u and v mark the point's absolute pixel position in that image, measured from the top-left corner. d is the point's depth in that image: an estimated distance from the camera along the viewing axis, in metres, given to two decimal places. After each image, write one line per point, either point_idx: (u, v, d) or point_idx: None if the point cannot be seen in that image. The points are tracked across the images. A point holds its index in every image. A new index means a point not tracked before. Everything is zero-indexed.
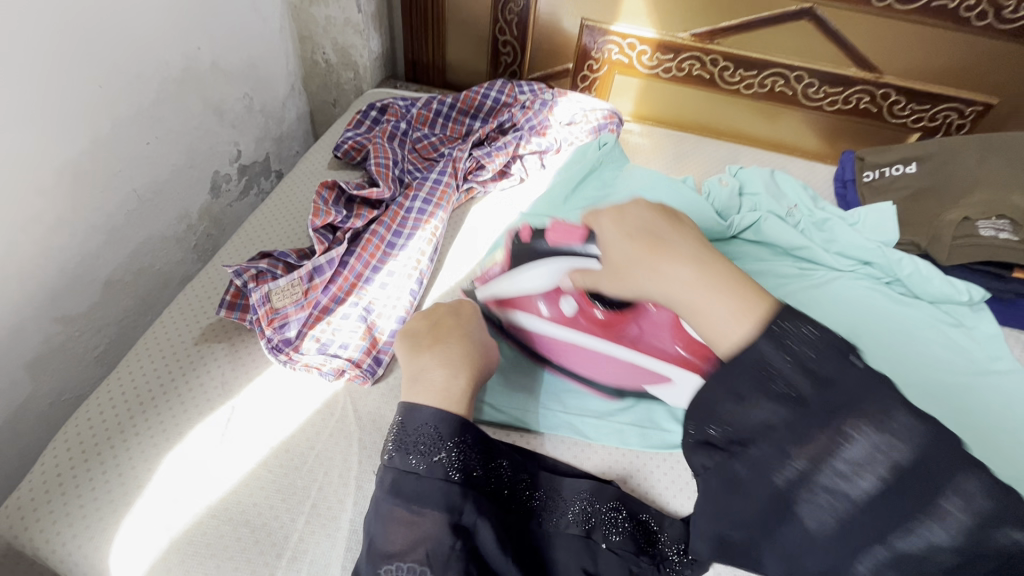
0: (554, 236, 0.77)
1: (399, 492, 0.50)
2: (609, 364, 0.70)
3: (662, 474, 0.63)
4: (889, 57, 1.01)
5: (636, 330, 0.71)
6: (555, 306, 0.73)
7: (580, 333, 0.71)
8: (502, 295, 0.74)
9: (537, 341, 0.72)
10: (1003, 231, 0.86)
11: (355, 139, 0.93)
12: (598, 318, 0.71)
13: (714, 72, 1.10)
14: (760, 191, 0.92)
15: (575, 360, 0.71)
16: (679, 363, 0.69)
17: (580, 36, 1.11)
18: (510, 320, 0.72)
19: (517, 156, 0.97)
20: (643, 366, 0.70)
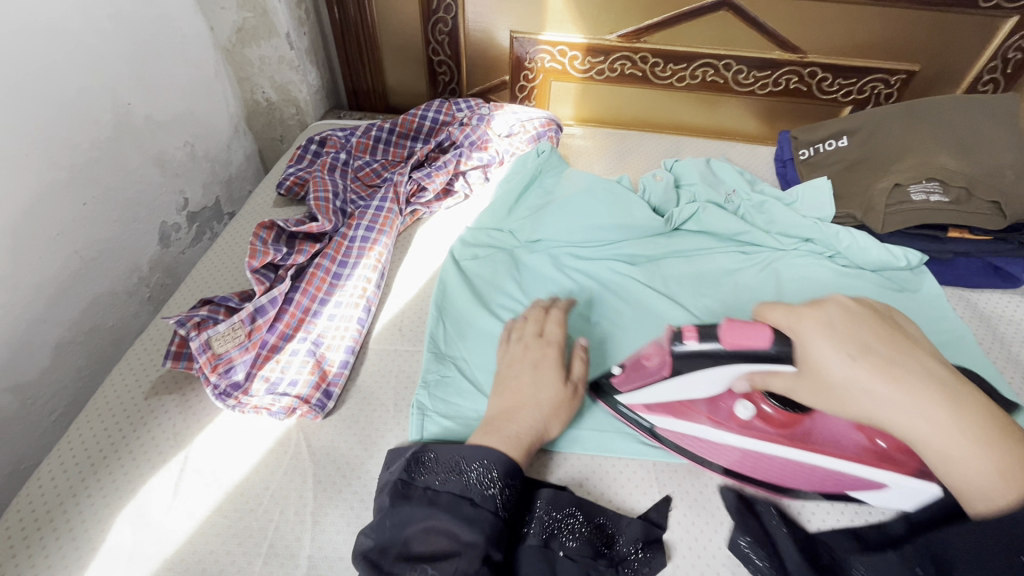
0: (728, 336, 0.54)
1: (451, 513, 0.53)
2: (802, 472, 0.59)
3: (617, 473, 0.65)
4: (809, 37, 1.04)
5: (820, 430, 0.59)
6: (723, 409, 0.62)
7: (751, 438, 0.60)
8: (651, 400, 0.65)
9: (686, 442, 0.65)
10: (934, 193, 0.88)
11: (297, 175, 0.94)
12: (773, 417, 0.60)
13: (646, 69, 1.12)
14: (696, 182, 0.95)
15: (772, 473, 0.61)
16: (886, 468, 0.55)
17: (512, 48, 1.13)
18: (661, 425, 0.65)
19: (459, 173, 0.99)
20: (844, 474, 0.57)
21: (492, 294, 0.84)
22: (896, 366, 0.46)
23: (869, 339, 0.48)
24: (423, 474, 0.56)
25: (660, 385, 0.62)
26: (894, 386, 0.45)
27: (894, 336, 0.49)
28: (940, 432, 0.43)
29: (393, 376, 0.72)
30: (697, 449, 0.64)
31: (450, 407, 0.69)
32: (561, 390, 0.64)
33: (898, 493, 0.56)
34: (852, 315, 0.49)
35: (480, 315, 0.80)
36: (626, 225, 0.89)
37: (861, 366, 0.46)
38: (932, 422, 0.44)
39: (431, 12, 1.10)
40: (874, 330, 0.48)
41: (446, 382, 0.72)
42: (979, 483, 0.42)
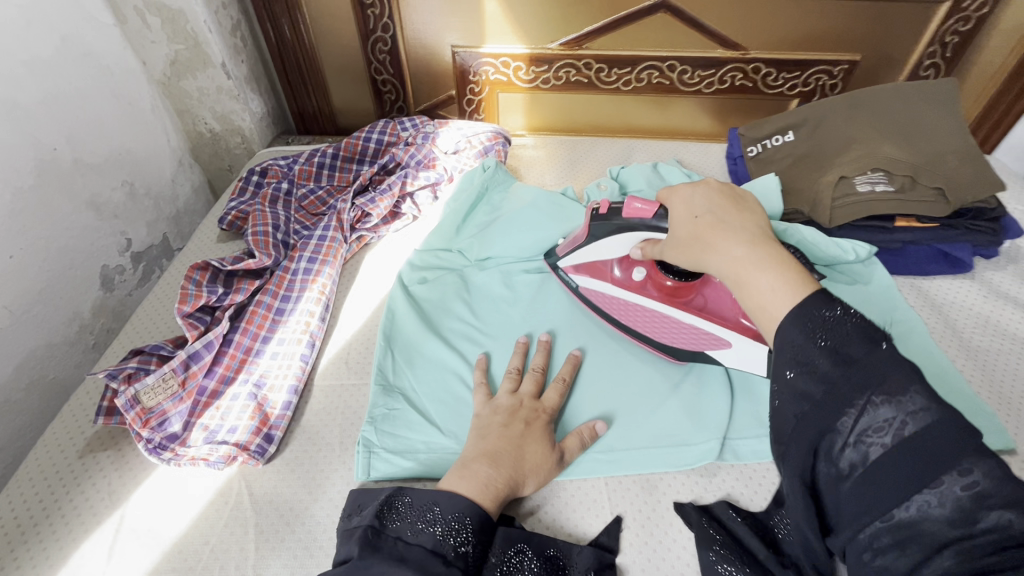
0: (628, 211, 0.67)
1: (423, 568, 0.51)
2: (676, 327, 0.73)
3: (571, 495, 0.63)
4: (748, 34, 1.04)
5: (706, 305, 0.74)
6: (628, 271, 0.77)
7: (646, 297, 0.75)
8: (580, 262, 0.79)
9: (601, 301, 0.78)
10: (879, 183, 0.88)
11: (238, 208, 0.91)
12: (668, 285, 0.74)
13: (591, 75, 1.12)
14: (644, 188, 0.94)
15: (660, 330, 0.74)
16: (743, 331, 0.69)
17: (454, 62, 1.12)
18: (584, 285, 0.79)
19: (406, 195, 0.97)
20: (709, 331, 0.71)
21: (441, 317, 0.82)
22: (728, 217, 0.54)
23: (716, 210, 0.55)
24: (394, 525, 0.54)
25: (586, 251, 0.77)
26: (735, 238, 0.51)
27: (734, 206, 0.55)
28: (743, 258, 0.50)
29: (339, 414, 0.71)
30: (605, 306, 0.78)
31: (399, 443, 0.67)
32: (547, 454, 0.62)
33: (746, 352, 0.69)
34: (721, 193, 0.57)
35: (428, 341, 0.78)
36: (573, 236, 0.88)
37: (704, 219, 0.55)
38: (745, 250, 0.50)
39: (369, 32, 1.09)
40: (723, 206, 0.56)
41: (394, 416, 0.70)
42: (767, 307, 0.47)
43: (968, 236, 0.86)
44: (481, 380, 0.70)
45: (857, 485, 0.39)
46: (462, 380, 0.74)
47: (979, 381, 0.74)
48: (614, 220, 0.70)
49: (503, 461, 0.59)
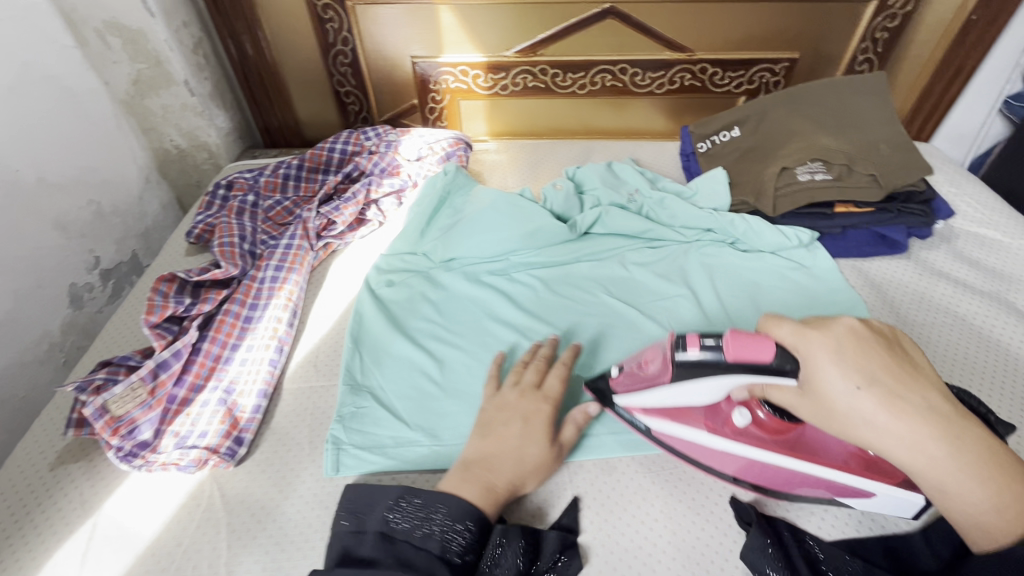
0: (735, 348, 0.54)
1: (426, 571, 0.54)
2: (802, 481, 0.60)
3: (545, 487, 0.66)
4: (692, 36, 1.09)
5: (811, 436, 0.60)
6: (722, 418, 0.63)
7: (751, 448, 0.60)
8: (655, 406, 0.65)
9: (682, 448, 0.66)
10: (818, 172, 0.93)
11: (205, 222, 0.93)
12: (770, 425, 0.60)
13: (547, 80, 1.16)
14: (599, 186, 0.99)
15: (767, 476, 0.61)
16: (881, 477, 0.57)
17: (414, 72, 1.15)
18: (658, 428, 0.66)
19: (371, 202, 1.00)
20: (842, 484, 0.59)
21: (408, 318, 0.85)
22: (903, 398, 0.47)
23: (874, 370, 0.48)
24: (404, 527, 0.57)
25: (670, 391, 0.61)
26: (893, 415, 0.46)
27: (900, 367, 0.49)
28: (941, 463, 0.46)
29: (308, 414, 0.73)
30: (684, 447, 0.65)
31: (368, 440, 0.70)
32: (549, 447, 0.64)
33: (895, 500, 0.58)
34: (866, 338, 0.50)
35: (396, 341, 0.81)
36: (532, 234, 0.92)
37: (872, 401, 0.47)
38: (905, 425, 0.46)
39: (330, 45, 1.12)
40: (880, 363, 0.48)
41: (363, 415, 0.72)
42: (969, 498, 0.46)
43: (901, 218, 0.92)
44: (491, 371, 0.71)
45: None
46: (429, 377, 0.77)
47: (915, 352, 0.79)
48: (703, 365, 0.58)
49: (502, 465, 0.62)
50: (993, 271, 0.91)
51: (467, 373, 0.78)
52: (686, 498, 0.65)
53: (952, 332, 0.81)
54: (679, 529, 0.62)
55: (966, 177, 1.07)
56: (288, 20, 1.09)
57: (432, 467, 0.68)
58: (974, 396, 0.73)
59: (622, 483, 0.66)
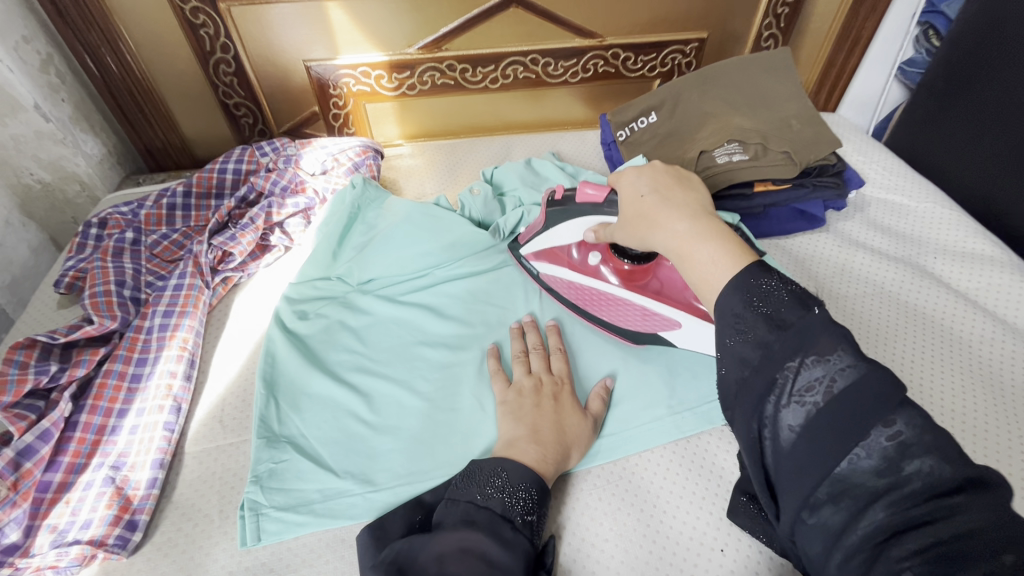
0: (580, 194, 0.70)
1: (492, 531, 0.52)
2: (636, 310, 0.75)
3: (594, 551, 0.59)
4: (600, 22, 1.06)
5: (658, 284, 0.76)
6: (585, 254, 0.78)
7: (603, 281, 0.77)
8: (538, 247, 0.80)
9: (563, 290, 0.80)
10: (735, 153, 0.92)
11: (77, 267, 0.81)
12: (623, 267, 0.76)
13: (457, 76, 1.09)
14: (518, 186, 0.93)
15: (609, 309, 0.77)
16: (693, 313, 0.71)
17: (311, 77, 1.05)
18: (543, 271, 0.81)
19: (273, 225, 0.90)
20: (657, 312, 0.74)
21: (326, 350, 0.78)
22: (674, 196, 0.58)
23: (661, 189, 0.59)
24: (464, 489, 0.56)
25: (541, 236, 0.78)
26: (676, 211, 0.55)
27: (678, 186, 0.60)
28: (685, 237, 0.53)
29: (216, 480, 0.64)
30: (559, 288, 0.80)
31: (294, 500, 0.62)
32: (582, 421, 0.65)
33: (703, 336, 0.71)
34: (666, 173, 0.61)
35: (314, 378, 0.74)
36: (453, 246, 0.86)
37: (651, 198, 0.58)
38: (686, 224, 0.54)
39: (207, 54, 1.00)
40: (663, 182, 0.60)
41: (281, 471, 0.64)
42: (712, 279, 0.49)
43: (817, 192, 0.93)
44: (496, 367, 0.72)
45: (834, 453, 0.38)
46: (355, 416, 0.71)
47: (956, 376, 0.73)
48: (568, 205, 0.73)
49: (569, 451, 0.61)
50: (905, 235, 0.94)
51: (397, 406, 0.72)
52: (635, 509, 0.62)
53: (897, 339, 0.78)
54: (629, 546, 0.59)
55: (872, 145, 1.11)
56: (151, 26, 0.96)
57: (366, 518, 0.61)
58: (936, 389, 0.72)
59: (556, 495, 0.64)
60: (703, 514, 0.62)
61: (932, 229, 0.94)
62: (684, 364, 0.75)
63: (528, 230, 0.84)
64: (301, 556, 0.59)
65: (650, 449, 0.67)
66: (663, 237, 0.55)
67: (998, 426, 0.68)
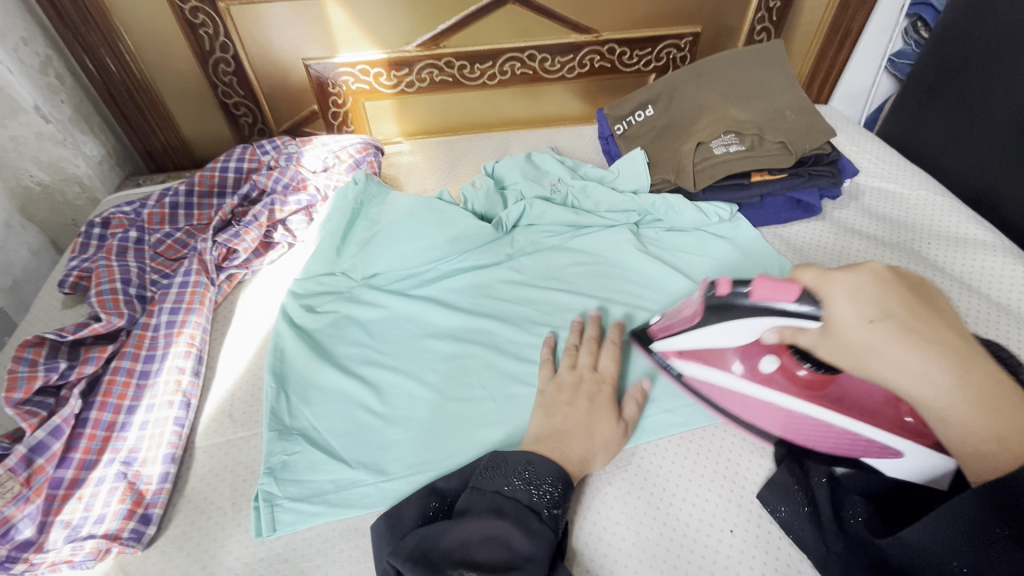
0: (758, 292, 0.58)
1: (519, 523, 0.53)
2: (824, 431, 0.61)
3: (609, 534, 0.60)
4: (596, 17, 1.07)
5: (849, 395, 0.60)
6: (752, 362, 0.65)
7: (780, 396, 0.63)
8: (684, 350, 0.70)
9: (710, 391, 0.69)
10: (732, 144, 0.94)
11: (81, 267, 0.81)
12: (802, 376, 0.62)
13: (455, 73, 1.10)
14: (519, 180, 0.95)
15: (785, 421, 0.64)
16: (914, 439, 0.55)
17: (310, 76, 1.05)
18: (689, 372, 0.70)
19: (276, 223, 0.91)
20: (864, 437, 0.58)
21: (334, 344, 0.79)
22: (922, 330, 0.46)
23: (899, 313, 0.47)
24: (490, 480, 0.57)
25: (694, 334, 0.67)
26: (924, 356, 0.45)
27: (922, 304, 0.48)
28: (947, 393, 0.44)
29: (229, 472, 0.65)
30: (722, 398, 0.68)
31: (309, 490, 0.63)
32: (614, 427, 0.65)
33: (919, 469, 0.56)
34: (896, 288, 0.49)
35: (323, 371, 0.74)
36: (456, 239, 0.87)
37: (886, 329, 0.46)
38: (951, 378, 0.44)
39: (206, 54, 1.00)
40: (900, 302, 0.48)
41: (293, 463, 0.65)
42: (981, 444, 0.42)
43: (812, 181, 0.95)
44: (545, 356, 0.73)
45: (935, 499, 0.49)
46: (365, 408, 0.71)
47: None
48: (744, 304, 0.60)
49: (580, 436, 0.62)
50: (900, 221, 0.95)
51: (406, 397, 0.73)
52: (645, 494, 0.63)
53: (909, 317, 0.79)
54: (641, 529, 0.60)
55: (864, 135, 1.13)
56: (150, 25, 0.96)
57: (379, 507, 0.62)
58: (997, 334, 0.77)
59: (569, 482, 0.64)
60: (712, 497, 0.63)
61: (926, 215, 0.96)
62: None
63: (665, 322, 0.72)
64: (316, 545, 0.59)
65: (661, 438, 0.68)
66: (886, 369, 0.47)
67: None
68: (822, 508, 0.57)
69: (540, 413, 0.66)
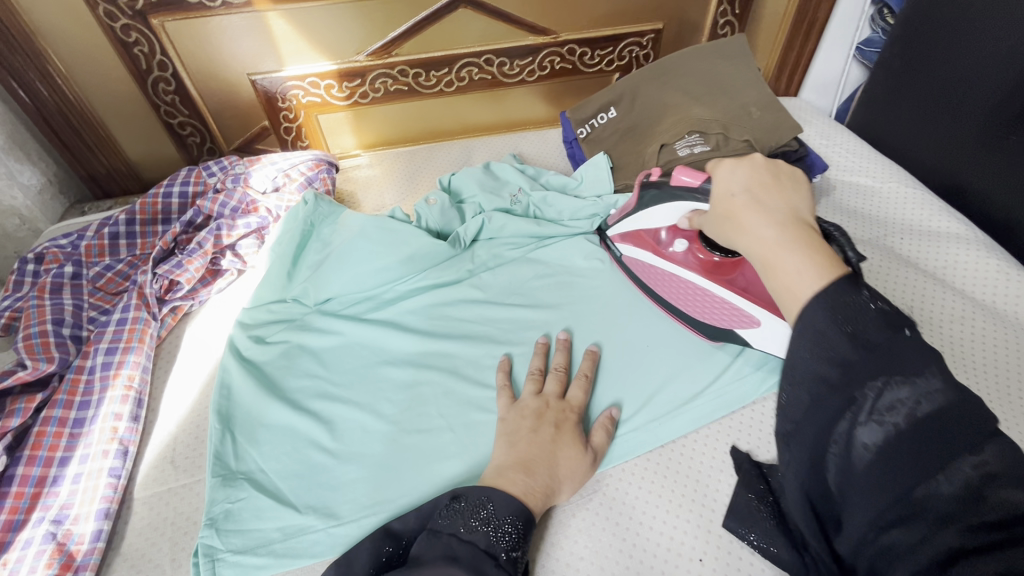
0: (678, 175, 0.68)
1: (475, 569, 0.49)
2: (714, 303, 0.72)
3: (573, 572, 0.57)
4: (553, 18, 1.04)
5: (745, 280, 0.70)
6: (671, 239, 0.75)
7: (683, 268, 0.74)
8: (627, 230, 0.81)
9: (640, 270, 0.80)
10: (697, 144, 0.90)
11: (13, 307, 0.76)
12: (710, 259, 0.72)
13: (410, 81, 1.06)
14: (477, 192, 0.91)
15: (685, 298, 0.75)
16: (773, 312, 0.66)
17: (257, 91, 1.01)
18: (628, 253, 0.82)
19: (224, 248, 0.87)
20: (740, 310, 0.69)
21: (284, 377, 0.75)
22: (767, 198, 0.51)
23: (758, 189, 0.52)
24: (446, 522, 0.53)
25: (635, 216, 0.78)
26: (766, 216, 0.50)
27: (778, 183, 0.53)
28: (770, 242, 0.48)
29: (168, 525, 0.61)
30: (643, 275, 0.80)
31: (254, 541, 0.59)
32: (581, 456, 0.61)
33: (775, 336, 0.66)
34: (767, 170, 0.54)
35: (272, 407, 0.70)
36: (412, 259, 0.83)
37: (743, 199, 0.52)
38: (774, 230, 0.48)
39: (144, 73, 0.96)
40: (761, 180, 0.53)
41: (237, 512, 0.61)
42: (799, 290, 0.44)
43: None
44: (503, 384, 0.69)
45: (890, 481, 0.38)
46: (316, 446, 0.68)
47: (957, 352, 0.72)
48: (665, 188, 0.72)
49: (538, 468, 0.58)
50: (872, 217, 0.93)
51: (360, 431, 0.69)
52: (611, 524, 0.60)
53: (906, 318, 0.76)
54: (606, 563, 0.57)
55: (835, 128, 1.11)
56: (82, 46, 0.91)
57: (330, 555, 0.58)
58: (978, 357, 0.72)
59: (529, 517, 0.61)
60: (679, 523, 0.60)
61: (899, 210, 0.93)
62: (651, 367, 0.74)
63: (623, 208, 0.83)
64: None
65: (627, 462, 0.65)
66: (748, 242, 0.50)
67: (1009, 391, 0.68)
68: (787, 514, 0.57)
69: (499, 445, 0.62)
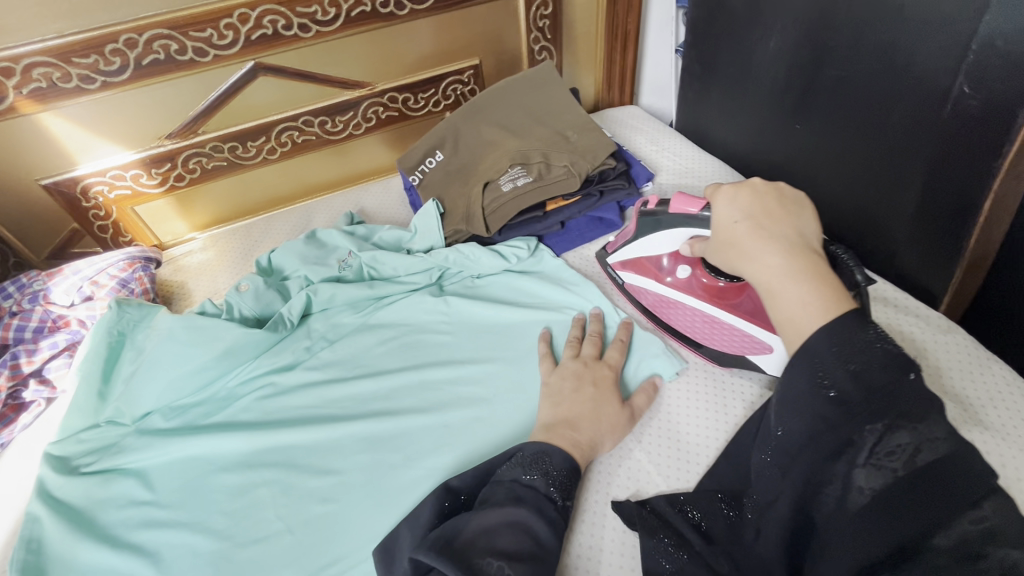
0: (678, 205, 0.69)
1: (537, 510, 0.53)
2: (720, 329, 0.73)
3: None
4: (364, 70, 1.02)
5: (749, 302, 0.71)
6: (675, 267, 0.77)
7: (688, 296, 0.75)
8: (626, 258, 0.82)
9: (646, 297, 0.81)
10: (519, 177, 0.91)
11: None
12: (714, 284, 0.73)
13: (228, 156, 1.01)
14: (300, 266, 0.87)
15: (693, 329, 0.75)
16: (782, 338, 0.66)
17: (52, 196, 0.93)
18: (630, 280, 0.82)
19: (26, 377, 0.79)
20: (749, 335, 0.69)
21: (102, 512, 0.67)
22: (768, 225, 0.54)
23: (759, 215, 0.56)
24: (508, 471, 0.57)
25: (631, 246, 0.80)
26: (773, 246, 0.52)
27: (785, 214, 0.56)
28: (778, 269, 0.51)
29: None
30: (648, 301, 0.81)
31: None
32: (620, 411, 0.66)
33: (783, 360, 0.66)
34: (770, 203, 0.56)
35: (86, 551, 0.63)
36: (232, 351, 0.78)
37: (744, 227, 0.55)
38: (782, 259, 0.51)
39: None
40: (763, 208, 0.56)
41: None
42: (801, 321, 0.48)
43: (607, 197, 0.93)
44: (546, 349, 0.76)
45: (865, 506, 0.43)
46: None
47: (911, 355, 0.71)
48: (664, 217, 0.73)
49: (584, 424, 0.63)
50: None
51: (190, 556, 0.63)
52: None
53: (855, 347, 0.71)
54: None
55: (662, 132, 1.14)
56: None
57: None
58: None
59: None
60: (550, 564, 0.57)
61: None
62: (495, 415, 0.72)
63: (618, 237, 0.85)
64: None
65: None
66: (755, 268, 0.53)
67: (970, 368, 0.68)
68: (686, 536, 0.55)
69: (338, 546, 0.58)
